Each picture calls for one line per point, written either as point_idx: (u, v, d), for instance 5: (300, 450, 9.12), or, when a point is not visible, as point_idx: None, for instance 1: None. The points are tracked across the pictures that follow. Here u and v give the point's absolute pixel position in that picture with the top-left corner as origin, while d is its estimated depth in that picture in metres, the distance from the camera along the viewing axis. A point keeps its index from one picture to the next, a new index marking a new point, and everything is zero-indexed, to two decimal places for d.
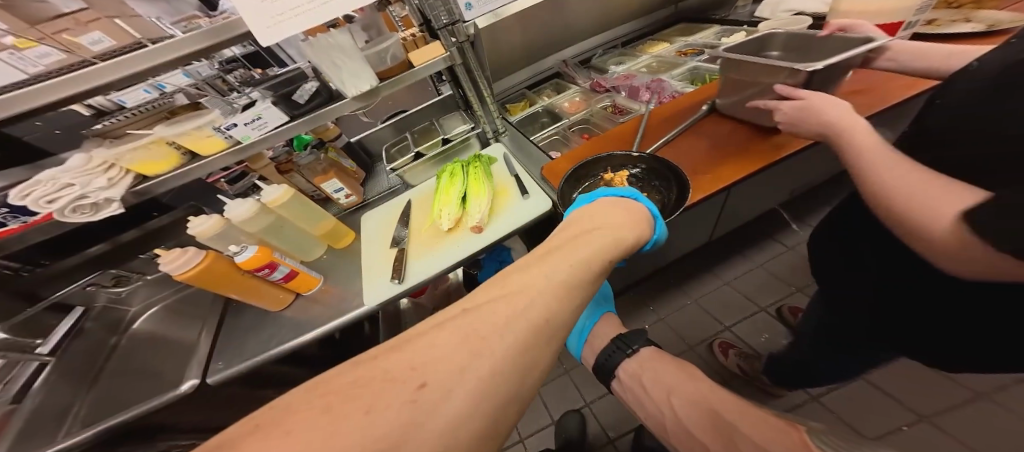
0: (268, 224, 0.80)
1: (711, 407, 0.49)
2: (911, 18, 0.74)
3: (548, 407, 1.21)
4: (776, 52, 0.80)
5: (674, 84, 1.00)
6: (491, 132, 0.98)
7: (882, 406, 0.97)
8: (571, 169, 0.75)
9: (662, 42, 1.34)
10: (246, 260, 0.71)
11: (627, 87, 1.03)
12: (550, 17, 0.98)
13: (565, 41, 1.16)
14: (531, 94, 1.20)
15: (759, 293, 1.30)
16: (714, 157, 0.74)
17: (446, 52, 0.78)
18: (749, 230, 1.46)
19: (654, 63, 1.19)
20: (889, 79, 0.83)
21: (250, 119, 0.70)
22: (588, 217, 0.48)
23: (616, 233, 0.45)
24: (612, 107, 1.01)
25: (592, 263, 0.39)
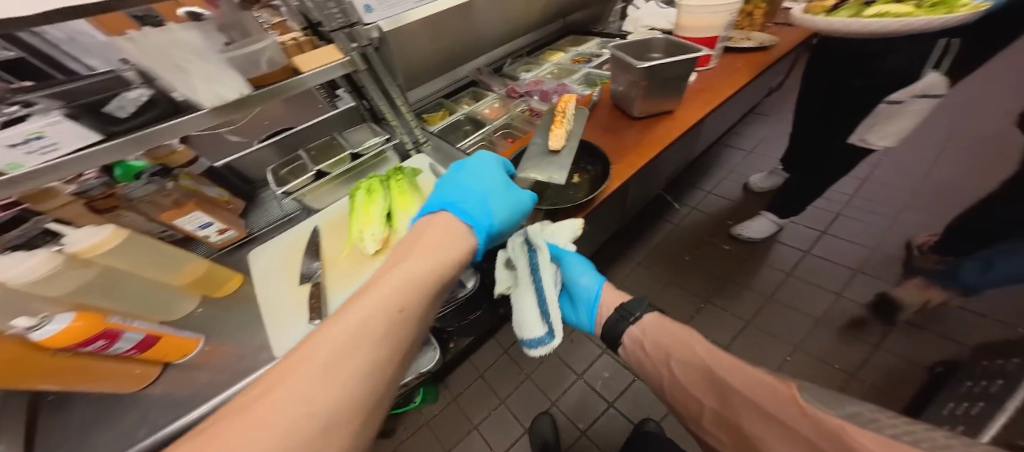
0: (83, 285, 0.56)
1: (705, 366, 0.56)
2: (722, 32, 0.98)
3: (516, 414, 1.19)
4: (658, 54, 0.93)
5: (577, 88, 1.09)
6: (411, 143, 0.89)
7: (770, 344, 1.21)
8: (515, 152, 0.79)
9: (558, 51, 1.45)
10: (51, 337, 0.47)
11: (538, 92, 1.08)
12: (458, 24, 0.96)
13: (473, 50, 1.16)
14: (450, 104, 1.13)
15: (664, 266, 1.50)
16: (625, 148, 0.82)
17: (345, 56, 0.68)
18: (648, 214, 1.69)
19: (556, 70, 1.28)
20: (722, 79, 1.04)
21: (19, 139, 0.46)
22: (402, 253, 0.51)
23: (410, 276, 0.46)
24: (528, 110, 1.05)
25: (382, 316, 0.41)
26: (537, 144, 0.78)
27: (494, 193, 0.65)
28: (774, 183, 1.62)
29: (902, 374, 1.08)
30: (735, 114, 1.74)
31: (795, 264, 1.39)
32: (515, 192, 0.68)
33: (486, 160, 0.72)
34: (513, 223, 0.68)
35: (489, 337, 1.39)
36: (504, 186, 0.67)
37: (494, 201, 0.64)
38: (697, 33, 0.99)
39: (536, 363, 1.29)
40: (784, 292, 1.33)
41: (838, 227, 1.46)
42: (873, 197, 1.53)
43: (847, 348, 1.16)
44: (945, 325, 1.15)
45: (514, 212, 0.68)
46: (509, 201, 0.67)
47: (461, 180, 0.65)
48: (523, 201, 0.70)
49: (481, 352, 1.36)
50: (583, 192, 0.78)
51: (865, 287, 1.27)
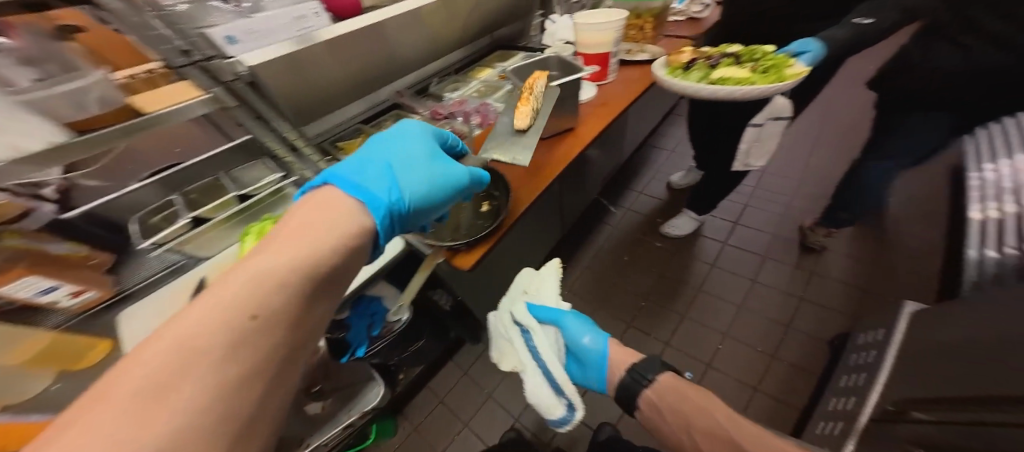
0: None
1: (729, 437, 0.56)
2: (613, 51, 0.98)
3: (479, 434, 1.21)
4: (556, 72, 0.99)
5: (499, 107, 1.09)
6: (316, 179, 0.81)
7: (704, 335, 1.31)
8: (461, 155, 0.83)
9: (486, 67, 1.38)
10: None
11: (462, 114, 1.08)
12: (368, 44, 0.89)
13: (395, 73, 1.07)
14: (368, 128, 1.02)
15: (606, 270, 1.55)
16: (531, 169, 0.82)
17: (206, 94, 0.61)
18: (588, 219, 1.76)
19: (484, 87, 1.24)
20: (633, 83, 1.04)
21: None
22: (284, 228, 0.41)
23: (260, 272, 0.34)
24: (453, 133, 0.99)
25: (243, 312, 0.31)
26: (505, 125, 0.90)
27: (410, 165, 0.62)
28: (691, 180, 1.79)
29: (809, 348, 1.22)
30: (655, 118, 1.87)
31: (717, 256, 1.52)
32: (442, 170, 0.64)
33: (409, 130, 0.67)
34: (436, 198, 0.63)
35: (447, 357, 1.41)
36: (424, 158, 0.64)
37: (404, 173, 0.60)
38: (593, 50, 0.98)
39: (497, 382, 1.33)
40: (711, 284, 1.44)
41: (749, 218, 1.63)
42: (773, 187, 1.74)
43: (765, 330, 1.28)
44: (837, 299, 1.31)
45: (437, 184, 0.63)
46: (428, 173, 0.63)
47: (372, 152, 0.61)
48: (451, 172, 0.65)
49: (442, 375, 1.37)
50: (487, 220, 0.74)
51: (774, 271, 1.43)
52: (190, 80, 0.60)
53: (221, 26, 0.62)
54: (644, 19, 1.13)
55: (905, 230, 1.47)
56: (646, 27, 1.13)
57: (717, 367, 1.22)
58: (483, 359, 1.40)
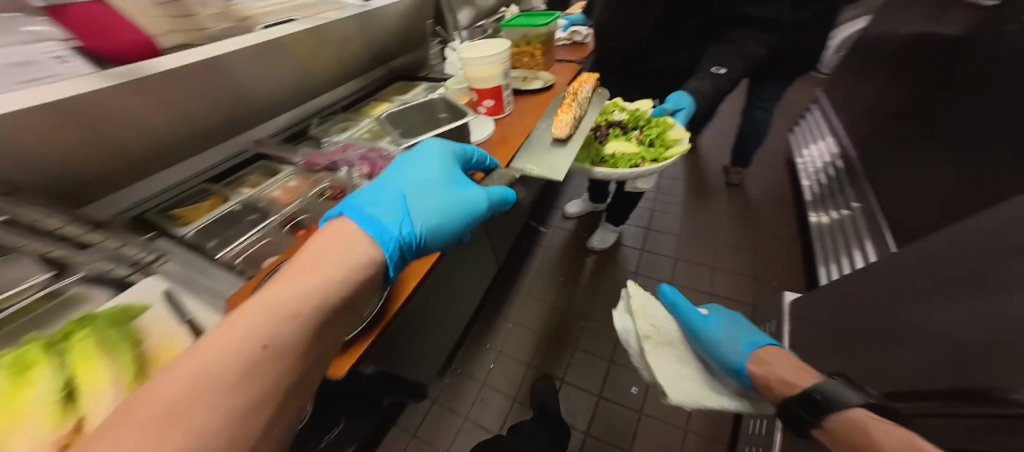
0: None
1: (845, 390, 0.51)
2: (502, 80, 0.77)
3: None
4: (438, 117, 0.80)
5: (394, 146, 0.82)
6: (134, 265, 0.59)
7: None
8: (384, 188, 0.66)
9: (383, 102, 1.14)
10: None
11: (345, 161, 0.81)
12: (208, 81, 0.71)
13: (260, 113, 0.89)
14: (219, 188, 0.82)
15: (545, 294, 1.49)
16: None
17: None
18: (518, 246, 1.71)
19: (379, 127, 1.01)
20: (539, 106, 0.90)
21: None
22: (310, 258, 0.38)
23: (274, 305, 0.32)
24: (331, 189, 0.78)
25: (263, 338, 0.30)
26: (542, 130, 0.77)
27: (426, 192, 0.54)
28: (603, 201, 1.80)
29: None
30: None
31: (638, 265, 1.59)
32: (463, 193, 0.57)
33: (428, 150, 0.60)
34: (454, 228, 0.55)
35: (385, 427, 1.18)
36: (443, 182, 0.56)
37: (419, 201, 0.53)
38: (479, 84, 0.77)
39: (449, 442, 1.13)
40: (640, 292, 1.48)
41: (660, 224, 1.76)
42: (674, 191, 1.93)
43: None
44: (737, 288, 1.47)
45: (459, 211, 0.55)
46: (444, 200, 0.54)
47: (391, 178, 0.55)
48: (472, 198, 0.57)
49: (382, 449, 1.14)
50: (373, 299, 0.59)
51: (687, 272, 1.54)
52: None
53: None
54: (532, 46, 0.98)
55: (773, 217, 1.73)
56: (536, 53, 0.98)
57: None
58: (432, 417, 1.19)
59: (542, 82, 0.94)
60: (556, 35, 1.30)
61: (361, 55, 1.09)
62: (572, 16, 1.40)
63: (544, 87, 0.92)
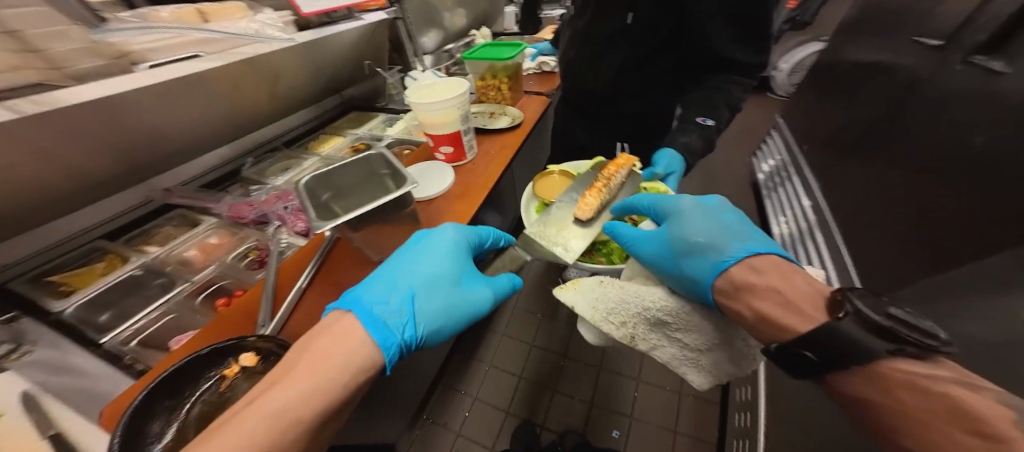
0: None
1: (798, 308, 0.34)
2: (461, 126, 0.69)
3: None
4: (386, 169, 0.62)
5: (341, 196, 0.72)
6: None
7: (616, 382, 1.07)
8: (314, 263, 0.55)
9: (335, 135, 1.07)
10: None
11: (277, 215, 0.72)
12: (103, 113, 0.55)
13: (180, 153, 0.76)
14: (120, 245, 0.68)
15: (524, 331, 1.23)
16: None
17: None
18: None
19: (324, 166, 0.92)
20: (501, 142, 0.81)
21: None
22: (315, 344, 0.33)
23: (277, 407, 0.28)
24: (256, 251, 0.69)
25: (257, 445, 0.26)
26: (561, 204, 0.65)
27: (439, 286, 0.46)
28: None
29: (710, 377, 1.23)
30: None
31: None
32: (476, 285, 0.49)
33: (447, 229, 0.51)
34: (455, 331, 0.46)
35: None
36: (459, 276, 0.47)
37: (429, 297, 0.44)
38: (435, 130, 0.69)
39: None
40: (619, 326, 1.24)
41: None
42: None
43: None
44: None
45: (468, 315, 0.46)
46: (457, 299, 0.46)
47: (401, 263, 0.46)
48: (487, 301, 0.49)
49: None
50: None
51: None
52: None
53: None
54: (499, 79, 0.91)
55: None
56: (502, 87, 0.91)
57: (639, 424, 0.97)
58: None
59: (509, 119, 0.87)
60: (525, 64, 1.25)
61: (309, 84, 0.98)
62: (540, 44, 1.36)
63: (510, 125, 0.84)
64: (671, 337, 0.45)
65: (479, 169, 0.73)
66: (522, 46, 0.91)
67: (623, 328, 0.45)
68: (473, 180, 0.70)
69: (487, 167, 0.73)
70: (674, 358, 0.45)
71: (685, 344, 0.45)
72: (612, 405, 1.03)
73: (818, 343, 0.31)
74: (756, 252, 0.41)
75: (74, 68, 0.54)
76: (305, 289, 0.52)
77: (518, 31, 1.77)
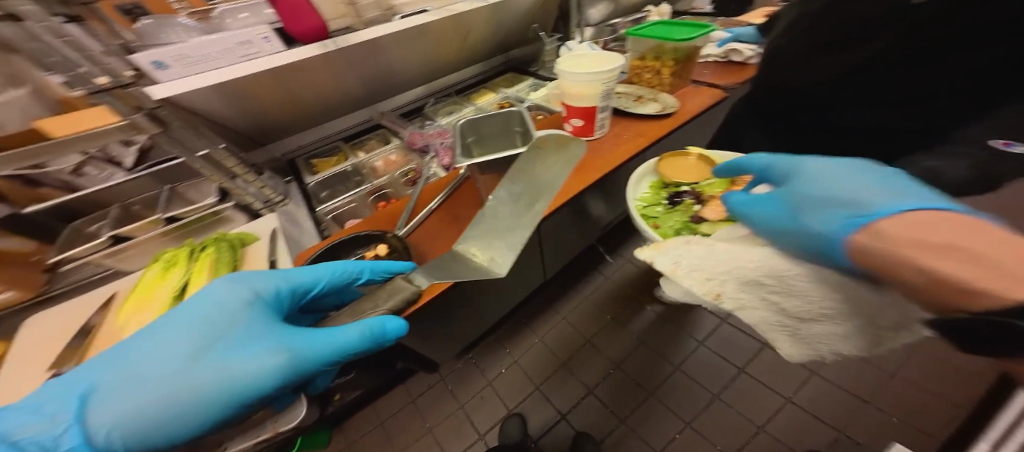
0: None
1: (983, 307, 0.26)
2: (600, 103, 0.70)
3: None
4: (519, 129, 0.71)
5: None
6: (262, 203, 0.75)
7: (660, 413, 1.00)
8: (444, 194, 0.71)
9: (490, 91, 1.22)
10: None
11: (437, 146, 0.92)
12: (362, 61, 0.81)
13: (388, 90, 1.03)
14: (347, 147, 1.00)
15: (586, 323, 1.24)
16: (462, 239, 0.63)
17: (124, 119, 0.49)
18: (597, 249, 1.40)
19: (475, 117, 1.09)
20: (634, 126, 0.79)
21: None
22: None
23: None
24: (412, 172, 0.91)
25: None
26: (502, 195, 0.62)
27: (150, 373, 0.37)
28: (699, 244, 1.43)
29: None
30: None
31: (715, 329, 1.15)
32: (221, 362, 0.38)
33: (212, 291, 0.43)
34: (219, 420, 0.37)
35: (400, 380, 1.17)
36: (200, 348, 0.39)
37: (127, 389, 0.36)
38: (577, 102, 0.71)
39: (442, 418, 1.09)
40: (695, 360, 1.09)
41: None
42: None
43: (735, 424, 0.95)
44: (830, 407, 0.93)
45: (228, 393, 0.37)
46: (174, 385, 0.37)
47: (130, 342, 0.39)
48: (242, 372, 0.38)
49: (389, 396, 1.16)
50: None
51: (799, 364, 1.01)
52: (104, 104, 0.48)
53: (144, 52, 0.49)
54: (662, 61, 0.85)
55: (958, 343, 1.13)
56: (664, 71, 0.85)
57: None
58: (436, 391, 1.15)
59: (659, 106, 0.82)
60: (707, 49, 1.11)
61: (483, 45, 1.14)
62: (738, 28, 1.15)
63: (659, 112, 0.79)
64: (767, 299, 0.40)
65: (601, 152, 0.74)
66: (708, 28, 0.81)
67: (709, 283, 0.42)
68: (593, 160, 0.72)
69: (610, 151, 0.74)
70: (771, 325, 0.40)
71: (784, 310, 0.39)
72: (644, 434, 0.98)
73: (997, 322, 0.24)
74: (898, 211, 0.32)
75: (366, 16, 0.73)
76: (433, 211, 0.69)
77: (713, 11, 1.53)
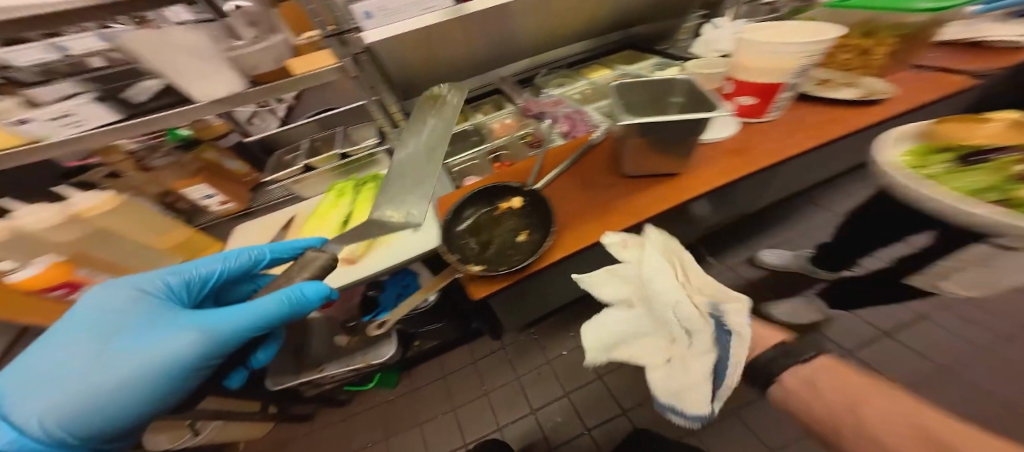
0: (87, 237, 0.57)
1: None
2: (789, 81, 0.63)
3: (461, 430, 1.09)
4: (679, 99, 0.66)
5: (597, 117, 0.85)
6: None
7: (740, 434, 0.92)
8: (570, 160, 0.67)
9: (604, 66, 1.18)
10: (24, 281, 0.53)
11: (554, 115, 0.89)
12: (500, 23, 0.84)
13: (507, 56, 1.06)
14: (467, 109, 1.07)
15: None
16: (600, 204, 0.58)
17: (338, 62, 0.59)
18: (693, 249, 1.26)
19: (590, 91, 0.99)
20: (812, 115, 0.70)
21: (53, 115, 0.47)
22: None
23: None
24: (531, 136, 0.90)
25: None
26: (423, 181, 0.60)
27: (59, 374, 0.41)
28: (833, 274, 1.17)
29: None
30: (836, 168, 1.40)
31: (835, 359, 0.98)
32: (131, 349, 0.43)
33: (105, 295, 0.47)
34: (165, 391, 0.43)
35: (466, 341, 1.25)
36: (103, 345, 0.43)
37: (44, 388, 0.40)
38: (747, 77, 0.65)
39: (500, 383, 1.15)
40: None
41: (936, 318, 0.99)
42: None
43: None
44: None
45: (167, 369, 0.43)
46: (94, 375, 0.41)
47: (32, 354, 0.43)
48: (156, 352, 0.43)
49: (452, 354, 1.24)
50: (525, 258, 0.48)
51: None
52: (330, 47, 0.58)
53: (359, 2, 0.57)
54: (875, 40, 0.74)
55: None
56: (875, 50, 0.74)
57: None
58: (496, 357, 1.21)
59: (856, 91, 0.71)
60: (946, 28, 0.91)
61: (609, 16, 1.09)
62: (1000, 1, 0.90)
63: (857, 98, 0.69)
64: (681, 327, 0.38)
65: (770, 136, 0.66)
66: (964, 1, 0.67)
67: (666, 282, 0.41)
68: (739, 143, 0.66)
69: (758, 136, 0.66)
70: (668, 352, 0.38)
71: (689, 341, 0.37)
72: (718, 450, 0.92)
73: None
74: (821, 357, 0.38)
75: None
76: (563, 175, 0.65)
77: None
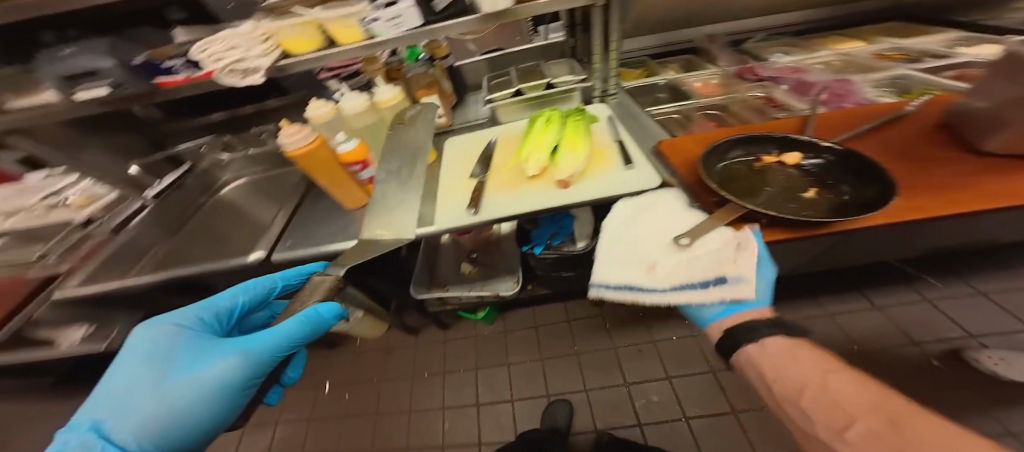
0: (371, 125, 0.67)
1: None
2: None
3: (547, 380, 1.10)
4: None
5: (869, 90, 0.68)
6: (599, 91, 0.81)
7: None
8: (870, 125, 0.52)
9: (851, 38, 0.94)
10: (347, 151, 0.61)
11: (792, 80, 0.76)
12: None
13: (719, 10, 0.94)
14: (653, 64, 0.97)
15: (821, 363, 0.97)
16: (937, 176, 0.43)
17: None
18: (873, 270, 1.03)
19: (837, 62, 0.82)
20: None
21: (389, 15, 0.58)
22: None
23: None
24: (764, 98, 0.74)
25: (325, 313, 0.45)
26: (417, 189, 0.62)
27: (128, 402, 0.41)
28: None
29: None
30: None
31: None
32: (181, 374, 0.43)
33: (149, 336, 0.47)
34: (220, 413, 0.42)
35: (561, 298, 1.26)
36: (162, 372, 0.43)
37: (119, 419, 0.40)
38: None
39: (592, 349, 1.13)
40: None
41: None
42: None
43: None
44: None
45: (216, 393, 0.42)
46: (161, 399, 0.41)
47: (105, 388, 0.43)
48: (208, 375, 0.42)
49: (548, 308, 1.27)
50: (819, 214, 0.42)
51: None
52: None
53: None
54: None
55: None
56: None
57: None
58: (593, 322, 1.19)
59: None
60: None
61: None
62: None
63: None
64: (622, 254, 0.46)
65: None
66: None
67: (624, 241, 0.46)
68: None
69: None
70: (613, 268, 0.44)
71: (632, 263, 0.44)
72: None
73: None
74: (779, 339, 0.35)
75: None
76: (859, 137, 0.51)
77: None
